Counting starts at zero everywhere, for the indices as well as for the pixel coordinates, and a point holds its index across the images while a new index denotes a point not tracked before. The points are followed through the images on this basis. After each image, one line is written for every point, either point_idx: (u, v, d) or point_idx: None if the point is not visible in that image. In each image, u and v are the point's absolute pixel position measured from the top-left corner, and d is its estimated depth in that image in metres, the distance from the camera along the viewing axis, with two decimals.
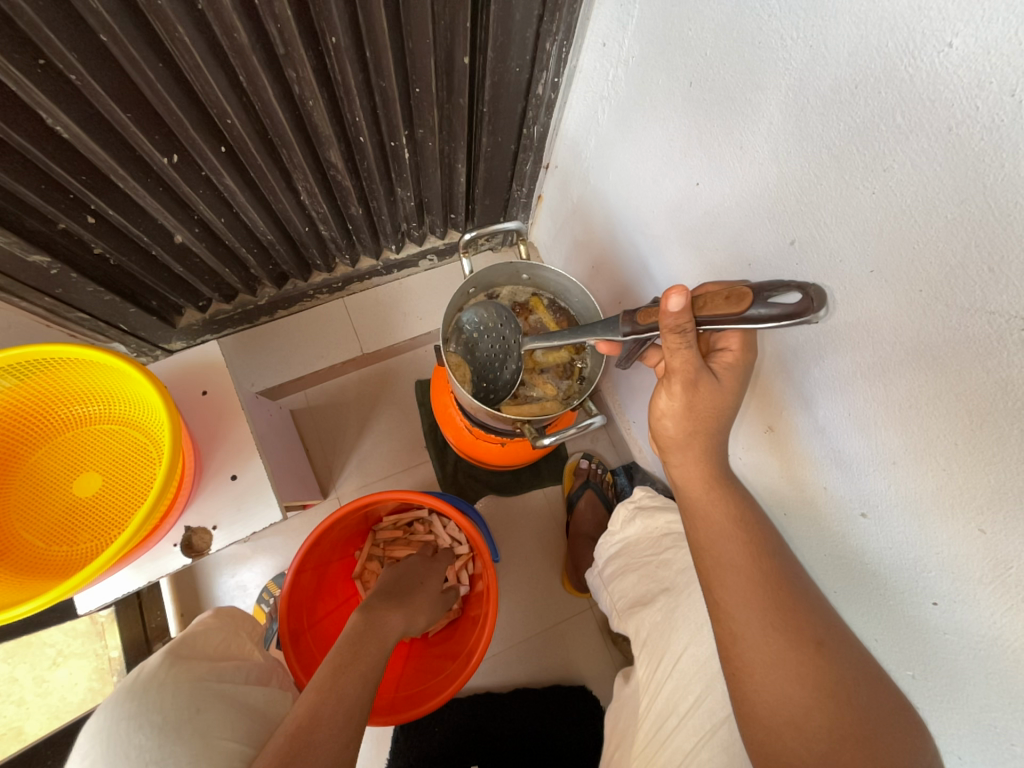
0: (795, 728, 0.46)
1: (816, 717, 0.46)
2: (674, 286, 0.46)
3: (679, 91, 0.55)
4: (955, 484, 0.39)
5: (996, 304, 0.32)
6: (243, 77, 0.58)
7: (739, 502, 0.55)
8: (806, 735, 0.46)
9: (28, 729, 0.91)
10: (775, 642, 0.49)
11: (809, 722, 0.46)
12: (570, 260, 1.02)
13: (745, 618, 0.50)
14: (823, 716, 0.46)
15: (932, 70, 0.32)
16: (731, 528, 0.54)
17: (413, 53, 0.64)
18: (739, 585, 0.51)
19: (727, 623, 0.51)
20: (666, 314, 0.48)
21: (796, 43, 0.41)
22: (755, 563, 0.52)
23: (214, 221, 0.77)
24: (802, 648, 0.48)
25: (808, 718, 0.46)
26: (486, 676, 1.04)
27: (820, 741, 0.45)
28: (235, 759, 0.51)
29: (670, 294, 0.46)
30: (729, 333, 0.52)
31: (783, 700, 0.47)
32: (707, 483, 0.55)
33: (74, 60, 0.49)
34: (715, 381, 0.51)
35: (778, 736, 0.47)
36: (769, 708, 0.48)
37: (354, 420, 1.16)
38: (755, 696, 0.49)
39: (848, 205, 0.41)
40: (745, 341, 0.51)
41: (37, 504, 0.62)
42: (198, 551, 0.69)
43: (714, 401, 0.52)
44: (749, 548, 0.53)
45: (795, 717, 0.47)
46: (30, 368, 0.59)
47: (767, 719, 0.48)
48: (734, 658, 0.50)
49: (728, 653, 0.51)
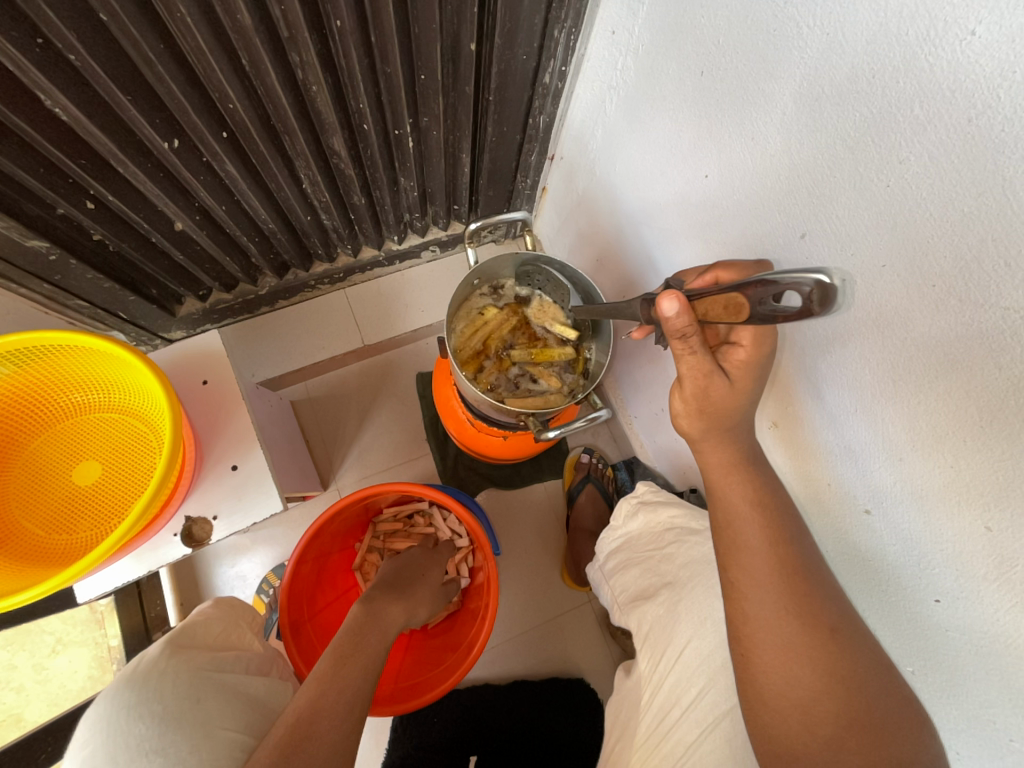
0: (803, 714, 0.46)
1: (825, 702, 0.45)
2: (667, 292, 0.44)
3: (689, 80, 0.55)
4: (963, 481, 0.38)
5: (1011, 299, 0.32)
6: (246, 61, 0.57)
7: (764, 493, 0.53)
8: (814, 721, 0.45)
9: (28, 715, 0.91)
10: (793, 630, 0.48)
11: (817, 708, 0.46)
12: (573, 253, 1.01)
13: (759, 600, 0.49)
14: (831, 701, 0.45)
15: (954, 58, 0.31)
16: (757, 523, 0.51)
17: (419, 39, 0.63)
18: (755, 573, 0.50)
19: (739, 603, 0.51)
20: (670, 320, 0.45)
21: (812, 31, 0.40)
22: (778, 554, 0.50)
23: (215, 209, 0.76)
24: (818, 634, 0.47)
25: (816, 703, 0.45)
26: (485, 667, 1.05)
27: (826, 726, 0.45)
28: (235, 749, 0.51)
29: (665, 301, 0.44)
30: (741, 327, 0.49)
31: (792, 683, 0.47)
32: (729, 470, 0.53)
33: (72, 39, 0.48)
34: (726, 381, 0.49)
35: (784, 720, 0.47)
36: (775, 690, 0.47)
37: (355, 411, 1.16)
38: (762, 678, 0.48)
39: (860, 197, 0.40)
40: (757, 336, 0.48)
41: (36, 492, 0.61)
42: (198, 541, 0.69)
43: (726, 402, 0.50)
44: (760, 527, 0.51)
45: (803, 700, 0.46)
46: (31, 354, 0.58)
47: (775, 701, 0.47)
48: (745, 639, 0.50)
49: (739, 634, 0.50)
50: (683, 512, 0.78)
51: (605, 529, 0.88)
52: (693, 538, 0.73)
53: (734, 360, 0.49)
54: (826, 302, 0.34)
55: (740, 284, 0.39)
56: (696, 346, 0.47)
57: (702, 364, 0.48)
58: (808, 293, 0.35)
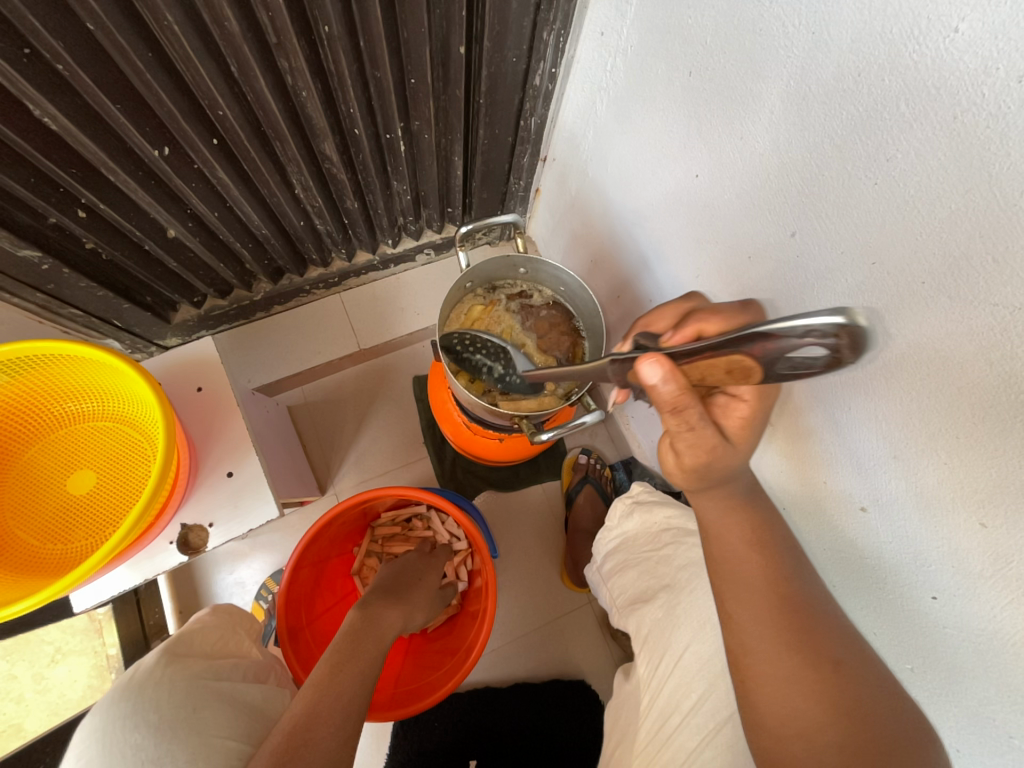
0: (805, 740, 0.45)
1: (828, 732, 0.44)
2: (650, 356, 0.41)
3: (678, 81, 0.54)
4: (957, 477, 0.38)
5: (1000, 295, 0.32)
6: (235, 68, 0.57)
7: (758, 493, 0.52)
8: (817, 747, 0.44)
9: (28, 727, 0.90)
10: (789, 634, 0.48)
11: (820, 735, 0.45)
12: (568, 254, 1.01)
13: (758, 633, 0.50)
14: (834, 731, 0.44)
15: (937, 55, 0.31)
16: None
17: (409, 43, 0.63)
18: None
19: (737, 633, 0.51)
20: (660, 386, 0.42)
21: (798, 30, 0.40)
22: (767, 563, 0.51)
23: (208, 216, 0.76)
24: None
25: (819, 732, 0.45)
26: (486, 670, 1.04)
27: (828, 753, 0.44)
28: (233, 757, 0.51)
29: (648, 369, 0.41)
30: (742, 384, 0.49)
31: (794, 712, 0.46)
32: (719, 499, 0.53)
33: (58, 48, 0.48)
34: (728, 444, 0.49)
35: (785, 745, 0.46)
36: (778, 718, 0.47)
37: (352, 416, 1.16)
38: (765, 706, 0.48)
39: (850, 195, 0.40)
40: (758, 393, 0.49)
41: (31, 503, 0.61)
42: (194, 549, 0.69)
43: (728, 462, 0.50)
44: None
45: (807, 729, 0.45)
46: (24, 364, 0.58)
47: (776, 730, 0.47)
48: (743, 662, 0.50)
49: (737, 657, 0.51)
50: (680, 512, 0.77)
51: (601, 530, 0.88)
52: (690, 539, 0.73)
53: (734, 418, 0.50)
54: (858, 347, 0.29)
55: (741, 340, 0.34)
56: (692, 418, 0.45)
57: (703, 438, 0.47)
58: (833, 340, 0.29)
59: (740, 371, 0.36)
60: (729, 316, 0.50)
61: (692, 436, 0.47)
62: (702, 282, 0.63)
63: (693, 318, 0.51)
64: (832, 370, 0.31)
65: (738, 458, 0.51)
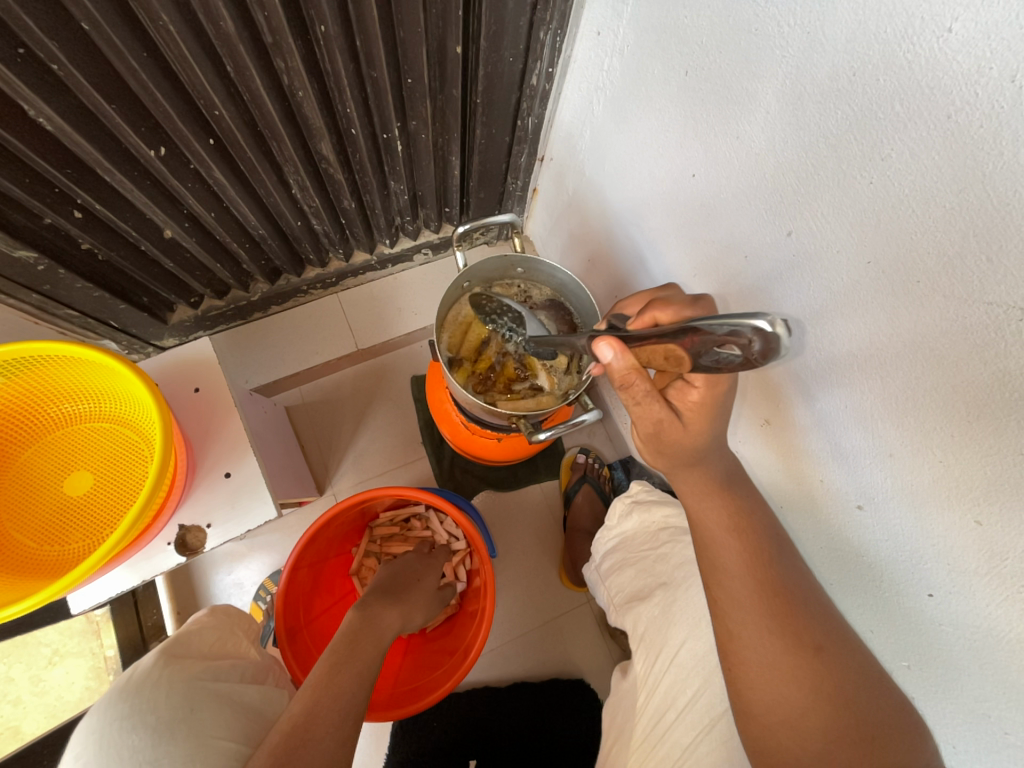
0: (792, 728, 0.47)
1: (812, 718, 0.46)
2: (605, 337, 0.48)
3: (675, 81, 0.55)
4: (951, 475, 0.38)
5: (994, 294, 0.32)
6: (231, 68, 0.57)
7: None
8: (803, 735, 0.46)
9: (25, 728, 0.90)
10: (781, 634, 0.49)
11: (805, 722, 0.47)
12: (565, 253, 1.01)
13: (740, 620, 0.51)
14: (819, 716, 0.46)
15: (931, 55, 0.31)
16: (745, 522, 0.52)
17: (405, 43, 0.63)
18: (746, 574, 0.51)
19: (723, 621, 0.52)
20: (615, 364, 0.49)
21: (793, 30, 0.40)
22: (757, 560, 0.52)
23: (204, 216, 0.75)
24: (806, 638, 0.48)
25: (804, 718, 0.47)
26: (485, 670, 1.04)
27: (815, 742, 0.46)
28: (231, 758, 0.51)
29: (602, 346, 0.48)
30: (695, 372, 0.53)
31: (780, 700, 0.48)
32: (701, 490, 0.55)
33: (53, 48, 0.47)
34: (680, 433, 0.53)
35: (773, 735, 0.48)
36: (764, 707, 0.49)
37: (350, 416, 1.15)
38: (751, 696, 0.50)
39: (845, 194, 0.40)
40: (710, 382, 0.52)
41: (28, 504, 0.61)
42: (192, 550, 0.68)
43: (679, 439, 0.55)
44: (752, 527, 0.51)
45: (792, 716, 0.47)
46: (20, 365, 0.58)
47: (763, 718, 0.49)
48: (730, 654, 0.51)
49: (726, 648, 0.52)
50: (677, 512, 0.78)
51: (599, 529, 0.88)
52: (687, 537, 0.73)
53: (686, 402, 0.54)
54: (769, 348, 0.35)
55: (680, 331, 0.41)
56: (638, 395, 0.51)
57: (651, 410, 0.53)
58: (751, 337, 0.36)
59: (675, 358, 0.44)
60: (684, 305, 0.54)
61: (641, 410, 0.52)
62: (699, 281, 0.63)
63: (654, 304, 0.55)
64: (744, 366, 0.39)
65: (695, 448, 0.54)
